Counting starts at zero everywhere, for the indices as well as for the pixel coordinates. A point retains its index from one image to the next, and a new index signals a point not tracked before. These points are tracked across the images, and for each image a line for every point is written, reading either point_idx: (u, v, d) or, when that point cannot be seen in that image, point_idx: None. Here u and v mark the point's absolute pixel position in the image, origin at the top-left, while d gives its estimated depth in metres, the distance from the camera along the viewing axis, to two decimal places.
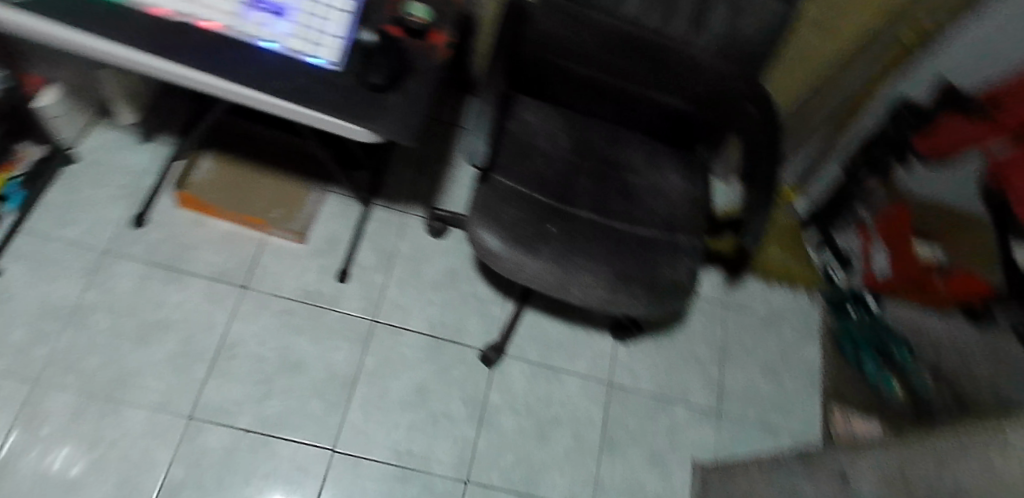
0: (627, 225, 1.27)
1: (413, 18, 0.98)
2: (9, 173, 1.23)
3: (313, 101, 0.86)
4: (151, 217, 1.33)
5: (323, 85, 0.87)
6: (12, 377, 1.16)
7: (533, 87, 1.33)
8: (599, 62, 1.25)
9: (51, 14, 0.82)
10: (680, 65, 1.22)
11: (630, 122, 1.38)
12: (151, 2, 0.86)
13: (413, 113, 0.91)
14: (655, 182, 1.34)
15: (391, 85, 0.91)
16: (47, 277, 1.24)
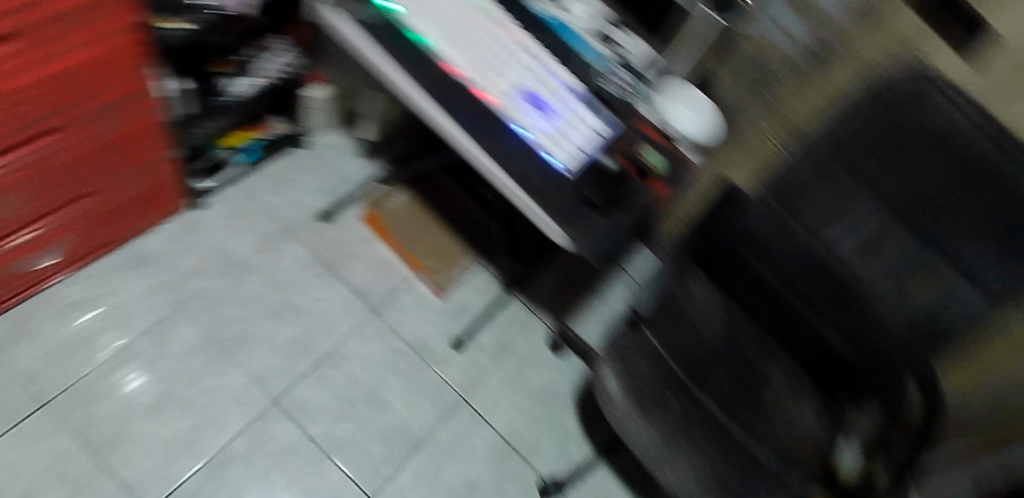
0: (745, 442, 1.14)
1: (650, 164, 1.05)
2: (257, 133, 1.38)
3: (535, 189, 0.99)
4: (336, 217, 1.46)
5: (546, 181, 0.99)
6: (165, 292, 1.27)
7: (708, 265, 1.29)
8: (785, 271, 1.19)
9: (381, 42, 1.02)
10: (866, 319, 1.08)
11: (792, 342, 1.28)
12: (454, 61, 1.02)
13: (603, 239, 0.99)
14: (789, 414, 1.22)
15: (599, 209, 1.00)
16: (234, 225, 1.37)
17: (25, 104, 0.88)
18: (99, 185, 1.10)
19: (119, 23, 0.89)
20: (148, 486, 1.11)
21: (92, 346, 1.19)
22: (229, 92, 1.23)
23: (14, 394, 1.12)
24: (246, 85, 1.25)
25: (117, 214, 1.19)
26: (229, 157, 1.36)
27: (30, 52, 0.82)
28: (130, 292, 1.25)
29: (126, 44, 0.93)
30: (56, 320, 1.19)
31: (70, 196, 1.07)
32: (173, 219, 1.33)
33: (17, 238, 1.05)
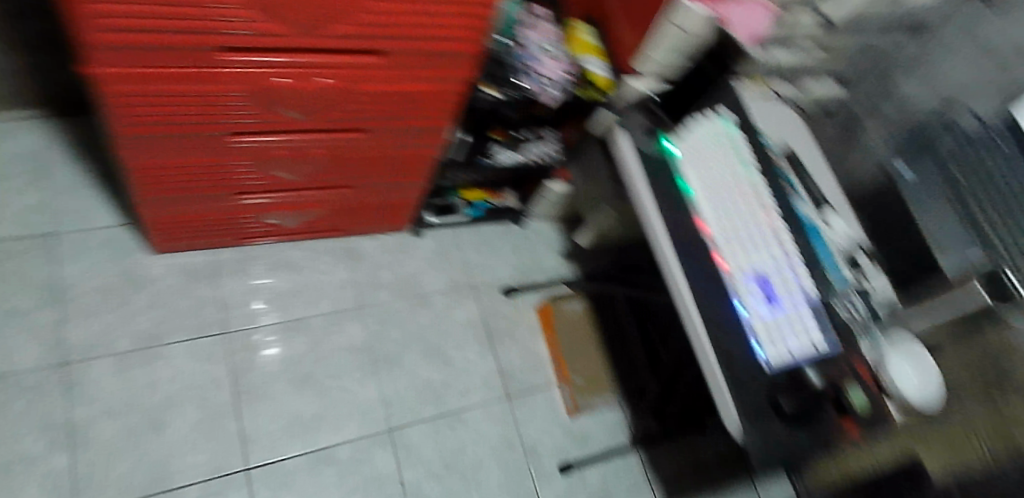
0: None
1: (849, 398, 0.98)
2: (491, 197, 1.48)
3: (732, 372, 0.93)
4: (517, 296, 1.51)
5: (743, 368, 0.94)
6: (355, 290, 1.38)
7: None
8: None
9: (651, 176, 1.05)
10: None
11: None
12: (706, 216, 1.03)
13: (778, 451, 0.91)
14: None
15: (785, 417, 0.93)
16: (433, 262, 1.47)
17: (356, 103, 1.04)
18: (361, 184, 1.25)
19: (458, 73, 1.04)
20: (258, 447, 1.17)
21: (280, 305, 1.31)
22: (491, 157, 1.34)
23: (207, 312, 1.24)
24: (507, 154, 1.35)
25: (356, 211, 1.33)
26: (461, 207, 1.47)
27: (387, 69, 0.99)
28: (330, 276, 1.37)
29: (451, 90, 1.08)
30: (267, 269, 1.33)
31: (337, 182, 1.23)
32: (391, 232, 1.45)
33: (285, 195, 1.21)
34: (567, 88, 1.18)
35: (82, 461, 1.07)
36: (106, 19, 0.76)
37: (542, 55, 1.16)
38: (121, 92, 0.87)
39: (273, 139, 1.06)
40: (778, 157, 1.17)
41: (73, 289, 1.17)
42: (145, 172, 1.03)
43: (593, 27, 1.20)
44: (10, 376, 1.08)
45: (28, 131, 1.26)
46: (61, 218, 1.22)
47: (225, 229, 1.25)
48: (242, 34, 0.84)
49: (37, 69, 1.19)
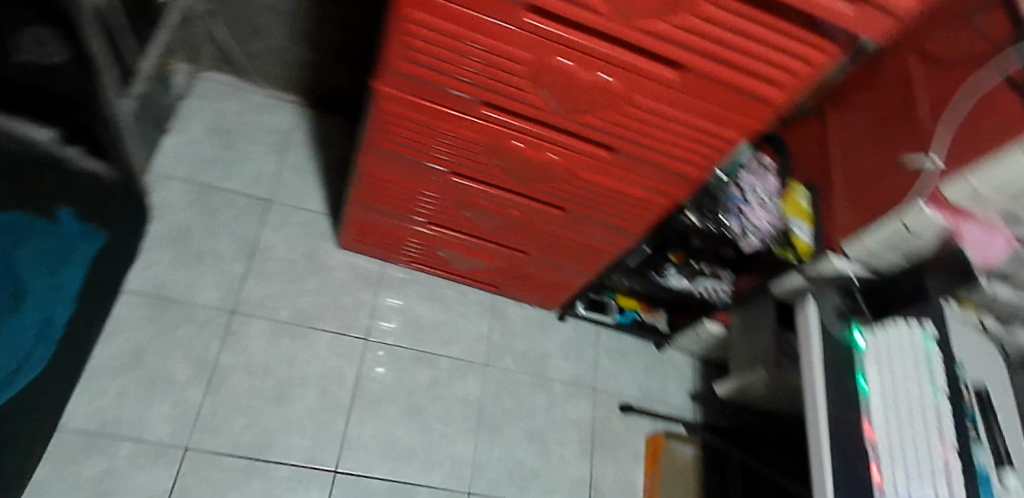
0: None
1: None
2: (643, 310, 1.50)
3: None
4: (631, 415, 1.46)
5: None
6: (488, 347, 1.40)
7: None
8: None
9: (828, 358, 1.01)
10: None
11: None
12: (873, 423, 0.97)
13: None
14: None
15: None
16: (567, 351, 1.47)
17: (572, 189, 1.03)
18: (540, 255, 1.25)
19: (682, 194, 1.00)
20: (352, 456, 1.20)
21: (419, 335, 1.36)
22: (664, 277, 1.33)
23: (358, 316, 1.33)
24: (680, 278, 1.33)
25: (523, 276, 1.34)
26: (613, 309, 1.49)
27: (619, 170, 0.97)
28: (472, 326, 1.41)
29: (664, 205, 1.03)
30: (421, 298, 1.39)
31: (519, 246, 1.24)
32: (539, 308, 1.48)
33: (472, 239, 1.25)
34: (765, 241, 1.15)
35: (211, 403, 1.15)
36: (405, 49, 0.81)
37: (754, 202, 1.13)
38: (386, 109, 0.92)
39: (484, 190, 1.08)
40: (971, 394, 1.05)
41: (265, 252, 1.30)
42: (373, 178, 1.11)
43: (808, 193, 1.18)
44: (190, 305, 1.21)
45: (286, 111, 1.45)
46: (280, 190, 1.37)
47: (406, 248, 1.33)
48: (509, 99, 0.86)
49: (317, 67, 1.37)
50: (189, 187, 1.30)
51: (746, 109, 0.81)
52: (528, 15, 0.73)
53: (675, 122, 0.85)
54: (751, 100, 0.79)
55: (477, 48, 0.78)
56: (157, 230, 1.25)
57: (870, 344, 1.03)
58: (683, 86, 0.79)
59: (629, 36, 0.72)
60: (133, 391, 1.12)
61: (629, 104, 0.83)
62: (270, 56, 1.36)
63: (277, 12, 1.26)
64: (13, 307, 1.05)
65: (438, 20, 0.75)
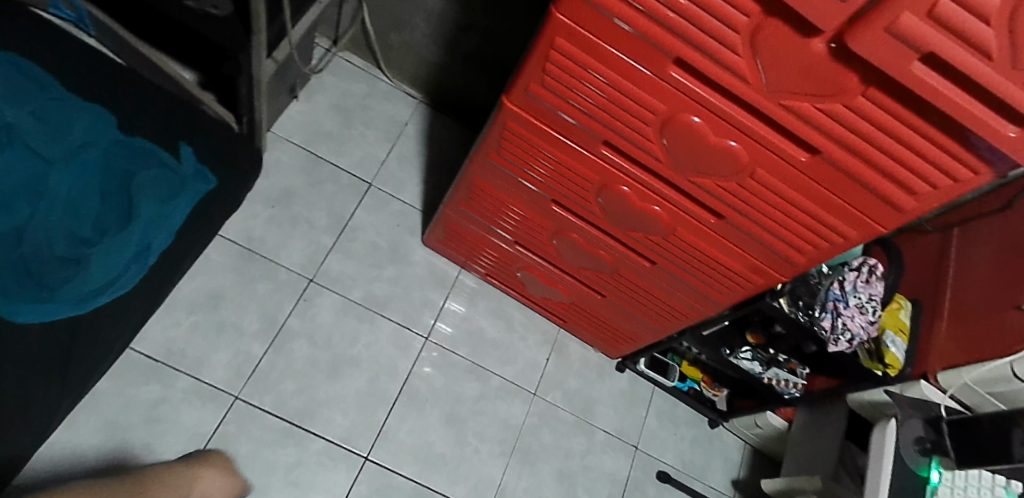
0: None
1: None
2: (705, 383, 1.47)
3: None
4: (667, 486, 1.40)
5: None
6: (540, 379, 1.38)
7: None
8: None
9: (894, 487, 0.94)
10: None
11: None
12: None
13: None
14: None
15: None
16: (617, 401, 1.43)
17: (667, 246, 1.01)
18: (616, 301, 1.23)
19: (778, 278, 0.96)
20: (385, 448, 1.21)
21: (477, 347, 1.36)
22: (736, 356, 1.26)
23: (424, 314, 1.34)
24: (753, 362, 1.27)
25: (593, 316, 1.33)
26: (674, 374, 1.45)
27: (719, 239, 0.94)
28: (530, 352, 1.40)
29: (759, 285, 0.99)
30: (487, 312, 1.40)
31: (598, 287, 1.22)
32: (599, 352, 1.45)
33: (554, 268, 1.24)
34: (855, 347, 1.08)
35: (270, 361, 1.19)
36: (541, 74, 0.82)
37: (854, 306, 1.05)
38: (507, 125, 0.94)
39: (580, 225, 1.08)
40: None
41: (354, 231, 1.34)
42: (474, 187, 1.13)
43: (899, 303, 1.12)
44: (275, 264, 1.26)
45: (405, 103, 1.50)
46: (382, 175, 1.41)
47: (486, 261, 1.34)
48: (629, 145, 0.85)
49: (445, 68, 1.41)
50: (301, 153, 1.36)
51: (871, 210, 0.77)
52: (672, 68, 0.72)
53: (794, 207, 0.82)
54: (879, 202, 0.75)
55: (612, 88, 0.78)
56: (263, 186, 1.31)
57: (946, 488, 0.97)
58: (810, 173, 0.76)
59: (768, 111, 0.70)
60: (203, 330, 1.17)
61: (750, 178, 0.80)
62: (405, 49, 1.41)
63: (422, 11, 1.30)
64: (118, 230, 1.05)
65: (582, 54, 0.76)
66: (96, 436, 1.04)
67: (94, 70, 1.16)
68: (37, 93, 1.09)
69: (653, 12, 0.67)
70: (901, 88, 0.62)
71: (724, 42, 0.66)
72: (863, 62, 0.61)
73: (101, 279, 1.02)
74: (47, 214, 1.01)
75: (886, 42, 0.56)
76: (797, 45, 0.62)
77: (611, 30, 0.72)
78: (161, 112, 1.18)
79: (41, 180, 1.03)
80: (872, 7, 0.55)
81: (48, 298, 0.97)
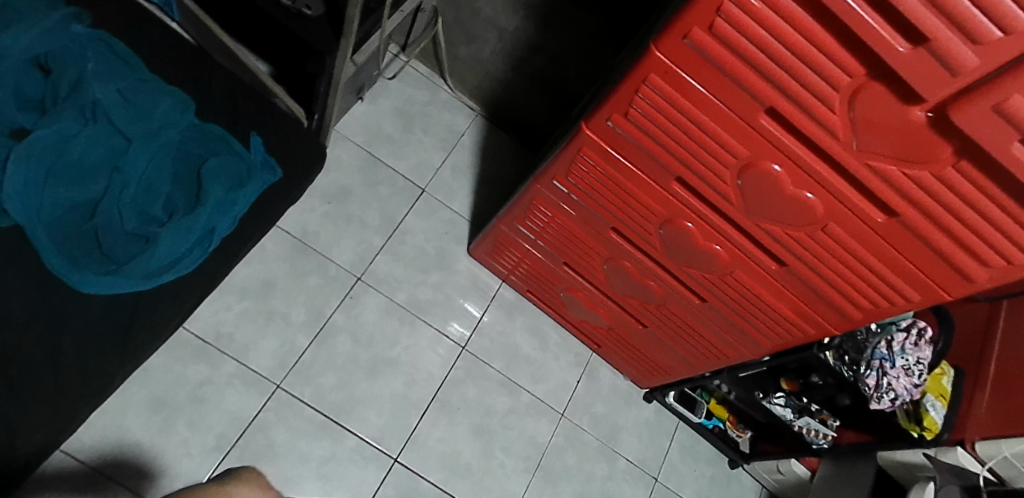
0: None
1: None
2: (731, 423, 1.47)
3: None
4: None
5: None
6: (569, 402, 1.39)
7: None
8: None
9: None
10: None
11: None
12: None
13: None
14: None
15: None
16: (642, 431, 1.44)
17: (721, 285, 1.02)
18: (656, 332, 1.25)
19: (828, 330, 0.98)
20: (414, 452, 1.23)
21: (511, 361, 1.37)
22: (768, 401, 1.26)
23: (463, 323, 1.36)
24: (784, 408, 1.26)
25: (630, 344, 1.34)
26: (701, 411, 1.45)
27: (777, 285, 0.96)
28: (561, 372, 1.41)
29: (809, 334, 1.00)
30: (524, 328, 1.41)
31: (641, 317, 1.24)
32: (629, 380, 1.46)
33: (599, 292, 1.26)
34: (895, 407, 1.09)
35: (313, 354, 1.21)
36: (626, 105, 0.84)
37: (899, 367, 1.05)
38: (581, 150, 0.96)
39: (634, 254, 1.09)
40: None
41: (403, 235, 1.37)
42: (534, 205, 1.15)
43: (948, 369, 1.12)
44: (325, 259, 1.28)
45: (463, 115, 1.52)
46: (435, 183, 1.44)
47: (530, 278, 1.35)
48: (703, 184, 0.87)
49: (507, 85, 1.44)
50: (361, 153, 1.39)
51: (939, 276, 0.79)
52: (761, 115, 0.74)
53: (860, 263, 0.83)
54: (950, 270, 0.77)
55: (697, 128, 0.80)
56: (322, 182, 1.33)
57: None
58: (884, 233, 0.78)
59: (852, 169, 0.72)
60: (252, 316, 1.19)
61: (820, 230, 0.82)
62: (471, 63, 1.44)
63: (495, 27, 1.32)
64: (186, 212, 1.07)
65: (672, 91, 0.78)
66: (142, 409, 1.06)
67: (177, 54, 1.20)
68: (126, 72, 1.12)
69: (756, 63, 0.69)
70: (993, 163, 0.63)
71: (822, 99, 0.68)
72: (959, 134, 0.63)
73: (165, 258, 1.04)
74: (121, 190, 1.03)
75: (989, 119, 0.58)
76: (895, 111, 0.64)
77: (708, 73, 0.74)
78: (233, 98, 1.21)
79: (120, 155, 1.05)
80: (979, 87, 0.58)
81: (116, 270, 0.99)
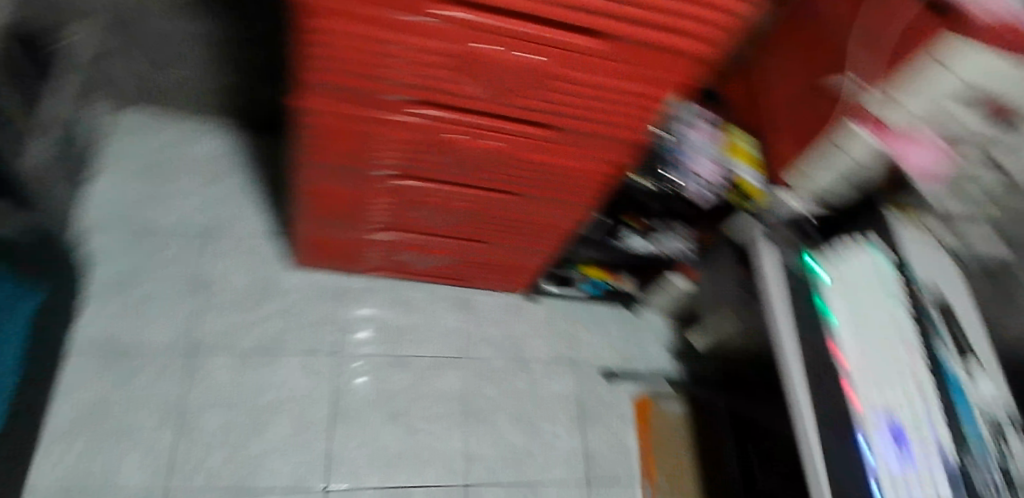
0: None
1: None
2: (611, 278, 1.43)
3: None
4: (617, 382, 1.47)
5: None
6: (462, 344, 1.38)
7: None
8: None
9: (793, 296, 1.06)
10: None
11: None
12: (843, 359, 0.99)
13: None
14: None
15: None
16: (542, 330, 1.46)
17: (516, 171, 1.02)
18: (500, 241, 1.24)
19: (623, 160, 1.00)
20: (339, 471, 1.19)
21: (390, 339, 1.34)
22: (623, 242, 1.30)
23: (324, 332, 1.30)
24: (639, 242, 1.31)
25: (486, 264, 1.33)
26: (578, 281, 1.44)
27: (557, 145, 0.96)
28: (442, 321, 1.39)
29: (612, 172, 1.02)
30: (387, 303, 1.38)
31: (477, 236, 1.23)
32: (508, 293, 1.47)
33: (429, 236, 1.23)
34: (717, 193, 1.17)
35: (182, 440, 1.13)
36: (315, 60, 0.78)
37: (700, 156, 1.14)
38: (312, 122, 0.90)
39: (439, 188, 1.07)
40: (931, 307, 1.09)
41: (217, 285, 1.27)
42: (315, 194, 1.08)
43: (757, 139, 1.17)
44: (144, 350, 1.18)
45: (210, 137, 1.41)
46: (222, 219, 1.34)
47: (364, 258, 1.30)
48: (441, 94, 0.85)
49: (234, 87, 1.33)
50: (124, 232, 1.27)
51: (669, 66, 0.81)
52: (429, 5, 0.71)
53: (602, 88, 0.84)
54: (671, 56, 0.79)
55: (389, 45, 0.76)
56: (99, 274, 1.22)
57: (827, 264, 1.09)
58: (612, 57, 0.79)
59: (534, 12, 0.71)
60: (96, 444, 1.09)
61: (552, 78, 0.82)
62: (190, 84, 1.32)
63: (184, 38, 1.21)
64: None
65: (341, 23, 0.73)
66: None
67: None
68: None
69: None
70: None
71: None
72: None
73: None
74: None
75: None
76: None
77: None
78: None
79: None
80: None
81: None
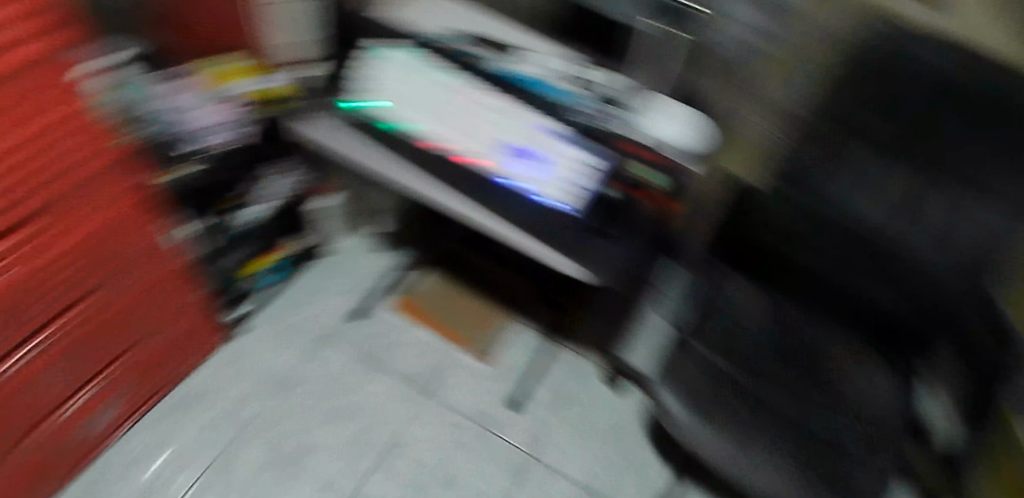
0: (788, 400, 1.16)
1: (655, 181, 1.03)
2: (278, 254, 1.46)
3: (534, 230, 1.08)
4: (368, 314, 1.54)
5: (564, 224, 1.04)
6: (227, 425, 1.34)
7: (781, 271, 1.33)
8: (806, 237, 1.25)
9: (373, 141, 1.16)
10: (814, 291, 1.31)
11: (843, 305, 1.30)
12: (444, 145, 1.09)
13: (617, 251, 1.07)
14: (850, 374, 1.22)
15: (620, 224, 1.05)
16: (276, 346, 1.46)
17: (58, 277, 0.94)
18: (147, 328, 1.18)
19: (135, 180, 0.97)
20: None
21: (166, 489, 1.26)
22: (246, 219, 1.31)
23: None
24: (257, 210, 1.33)
25: (165, 353, 1.27)
26: (253, 286, 1.46)
27: (59, 228, 0.90)
28: (192, 429, 1.33)
29: (139, 199, 0.99)
30: (129, 468, 1.27)
31: (124, 346, 1.15)
32: (219, 351, 1.44)
33: (87, 389, 1.13)
34: (251, 123, 1.23)
35: None
36: None
37: (207, 108, 1.18)
38: None
39: (32, 351, 0.97)
40: (463, 46, 1.18)
41: None
42: None
43: (235, 54, 1.25)
44: None
45: None
46: None
47: (60, 461, 1.18)
48: None
49: None
50: None
51: (42, 86, 0.77)
52: None
53: (17, 155, 0.78)
54: (33, 78, 0.75)
55: None
56: None
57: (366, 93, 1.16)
58: (13, 151, 0.77)
59: None
60: None
61: None
62: None
63: None
64: None
65: None
66: None
67: None
68: None
69: None
70: None
71: None
72: None
73: None
74: None
75: None
76: None
77: None
78: None
79: None
80: None
81: None
